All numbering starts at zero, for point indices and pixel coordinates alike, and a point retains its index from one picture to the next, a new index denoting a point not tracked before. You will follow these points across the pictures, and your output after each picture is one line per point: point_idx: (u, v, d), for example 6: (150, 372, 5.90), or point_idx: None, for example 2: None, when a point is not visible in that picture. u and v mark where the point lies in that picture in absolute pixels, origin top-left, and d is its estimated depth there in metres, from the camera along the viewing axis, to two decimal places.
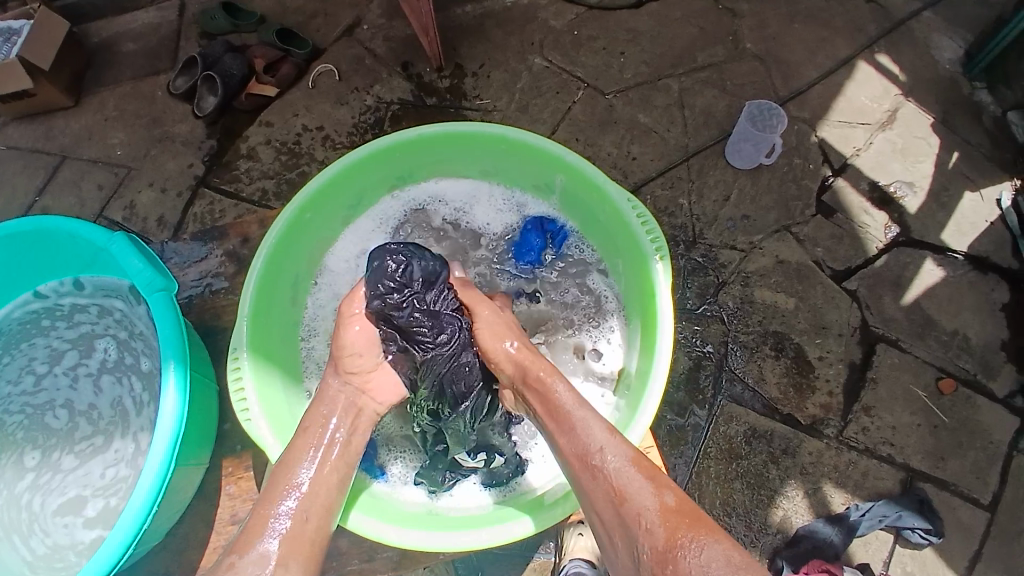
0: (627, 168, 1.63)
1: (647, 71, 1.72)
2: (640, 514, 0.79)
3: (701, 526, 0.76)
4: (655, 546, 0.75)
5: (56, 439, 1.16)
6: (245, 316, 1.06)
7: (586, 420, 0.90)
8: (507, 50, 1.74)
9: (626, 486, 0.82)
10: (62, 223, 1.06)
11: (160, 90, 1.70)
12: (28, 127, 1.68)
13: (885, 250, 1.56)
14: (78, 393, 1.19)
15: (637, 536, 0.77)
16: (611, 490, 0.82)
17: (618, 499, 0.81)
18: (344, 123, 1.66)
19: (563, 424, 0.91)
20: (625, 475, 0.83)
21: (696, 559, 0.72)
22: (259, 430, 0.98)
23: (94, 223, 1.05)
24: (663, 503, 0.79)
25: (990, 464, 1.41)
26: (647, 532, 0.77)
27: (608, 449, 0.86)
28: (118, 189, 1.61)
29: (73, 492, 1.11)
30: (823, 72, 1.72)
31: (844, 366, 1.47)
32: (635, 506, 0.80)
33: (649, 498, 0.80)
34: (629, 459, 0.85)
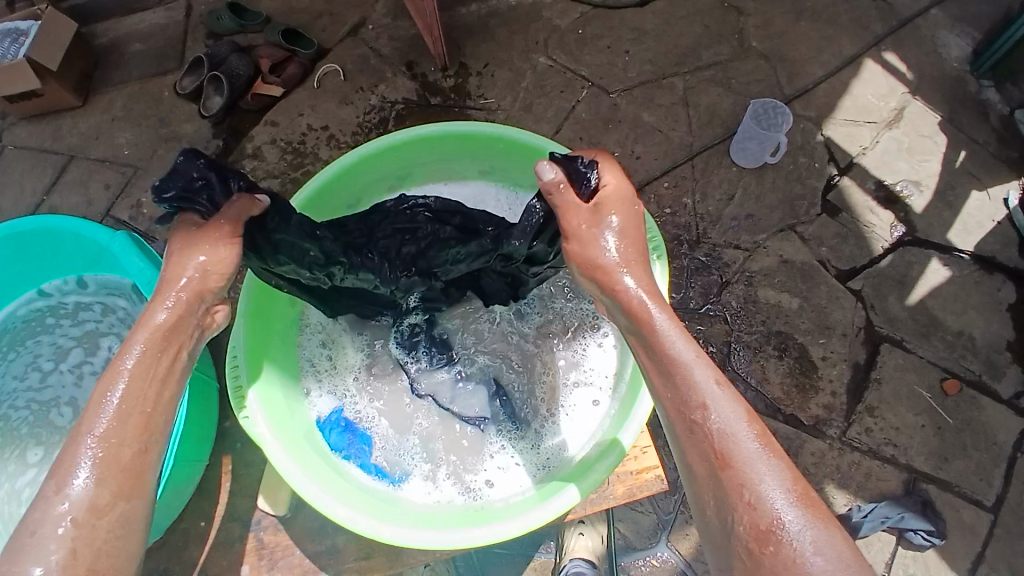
0: (631, 167, 1.63)
1: (651, 70, 1.71)
2: (743, 491, 0.64)
3: (819, 523, 0.62)
4: (755, 523, 0.63)
5: (59, 436, 1.17)
6: (241, 315, 1.04)
7: (690, 362, 0.72)
8: (511, 49, 1.74)
9: (741, 456, 0.66)
10: (65, 222, 1.07)
11: (167, 89, 1.71)
12: (38, 127, 1.70)
13: (891, 250, 1.55)
14: (83, 390, 1.21)
15: (738, 509, 0.65)
16: (710, 450, 0.67)
17: (720, 463, 0.66)
18: (349, 123, 1.67)
19: (664, 364, 0.72)
20: (730, 439, 0.67)
21: (805, 551, 0.61)
22: (256, 427, 0.96)
23: (96, 222, 1.07)
24: (773, 480, 0.64)
25: (995, 465, 1.40)
26: (748, 506, 0.64)
27: (713, 405, 0.69)
28: (125, 188, 1.63)
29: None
30: (829, 71, 1.70)
31: (847, 366, 1.46)
32: (749, 478, 0.65)
33: (756, 470, 0.65)
34: (740, 425, 0.68)
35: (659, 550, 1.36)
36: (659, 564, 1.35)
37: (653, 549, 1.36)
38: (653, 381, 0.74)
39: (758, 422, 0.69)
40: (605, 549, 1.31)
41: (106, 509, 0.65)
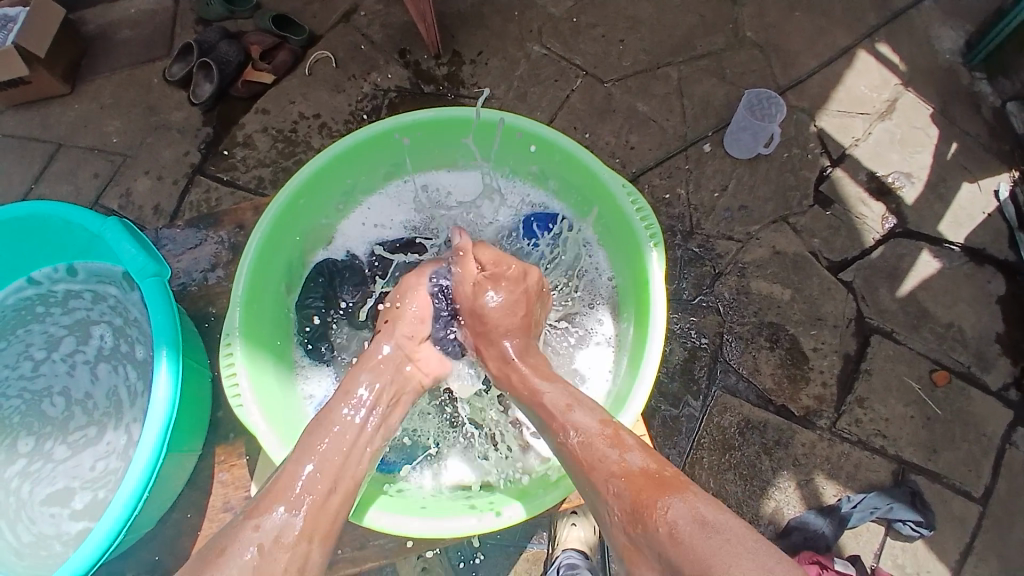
0: (625, 158, 1.63)
1: (646, 60, 1.71)
2: (609, 477, 0.80)
3: (667, 481, 0.77)
4: (623, 506, 0.77)
5: (51, 428, 1.17)
6: (237, 302, 1.07)
7: (553, 395, 0.95)
8: (505, 37, 1.73)
9: (602, 451, 0.83)
10: (54, 207, 1.06)
11: (157, 76, 1.69)
12: (23, 114, 1.68)
13: (882, 241, 1.56)
14: (76, 380, 1.20)
15: (608, 496, 0.79)
16: (577, 458, 0.85)
17: (585, 468, 0.83)
18: (341, 111, 1.66)
19: (539, 408, 0.95)
20: (589, 440, 0.85)
21: (676, 506, 0.74)
22: (251, 417, 0.99)
23: (87, 208, 1.06)
24: (626, 464, 0.81)
25: (983, 456, 1.42)
26: (613, 497, 0.79)
27: (576, 426, 0.88)
28: (115, 176, 1.61)
29: (62, 483, 1.11)
30: (823, 62, 1.70)
31: (838, 358, 1.47)
32: (603, 473, 0.81)
33: (615, 459, 0.82)
34: (591, 436, 0.86)
35: None
36: None
37: None
38: (543, 429, 0.93)
39: (613, 424, 0.88)
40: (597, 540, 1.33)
41: (299, 538, 0.82)
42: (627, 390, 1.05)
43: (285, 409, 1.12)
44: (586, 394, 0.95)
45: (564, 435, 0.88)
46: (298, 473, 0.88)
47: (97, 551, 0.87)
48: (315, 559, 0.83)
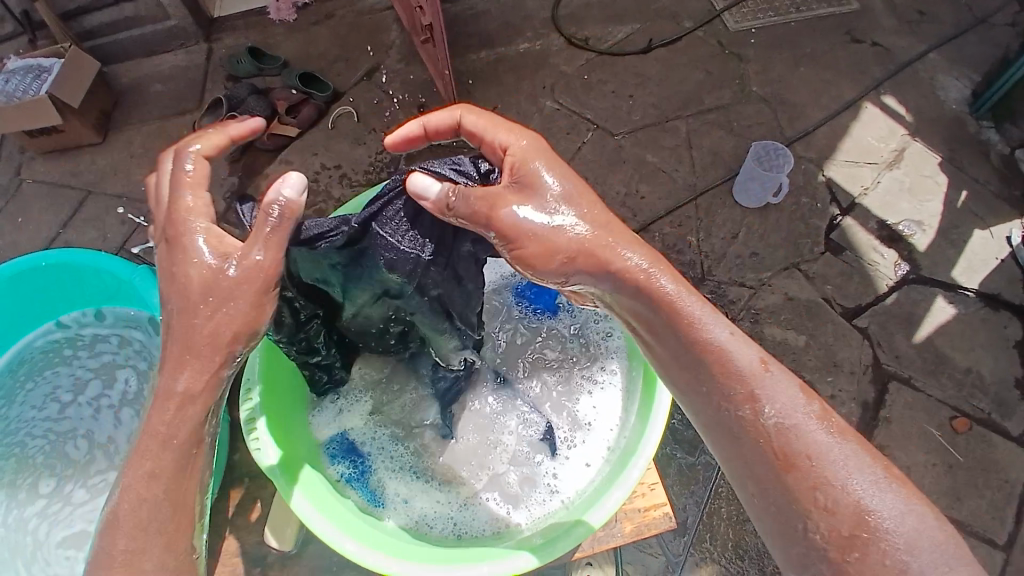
0: (636, 206, 1.66)
1: (655, 113, 1.76)
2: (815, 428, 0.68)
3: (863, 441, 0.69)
4: (822, 498, 0.65)
5: (72, 469, 1.17)
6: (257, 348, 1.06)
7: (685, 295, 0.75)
8: (519, 93, 1.80)
9: (800, 438, 0.67)
10: (88, 256, 1.11)
11: (185, 129, 1.77)
12: (56, 163, 1.76)
13: (895, 288, 1.56)
14: (99, 423, 1.21)
15: (821, 446, 0.67)
16: (750, 391, 0.70)
17: (784, 439, 0.68)
18: (361, 162, 1.72)
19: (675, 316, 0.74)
20: (772, 410, 0.69)
21: (885, 502, 0.64)
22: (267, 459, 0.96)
23: (120, 258, 1.11)
24: (828, 432, 0.68)
25: (1008, 504, 1.37)
26: (813, 483, 0.66)
27: (737, 350, 0.71)
28: (141, 223, 1.67)
29: (79, 526, 1.12)
30: (828, 114, 1.75)
31: (856, 406, 1.45)
32: (820, 462, 0.66)
33: (811, 422, 0.68)
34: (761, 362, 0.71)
35: None
36: None
37: None
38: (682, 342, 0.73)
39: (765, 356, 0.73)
40: None
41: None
42: (634, 442, 1.00)
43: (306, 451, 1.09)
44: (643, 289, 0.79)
45: (754, 407, 0.69)
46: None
47: None
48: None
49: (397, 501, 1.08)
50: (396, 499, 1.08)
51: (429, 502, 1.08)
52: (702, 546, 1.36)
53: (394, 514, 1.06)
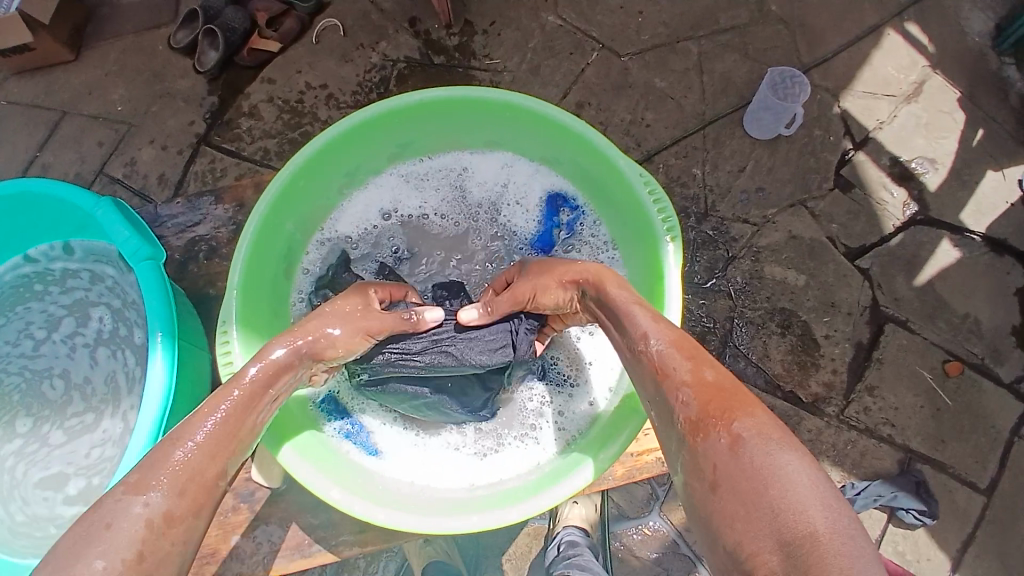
0: (640, 135, 1.58)
1: (664, 33, 1.65)
2: (677, 389, 0.70)
3: (736, 396, 0.66)
4: (689, 416, 0.67)
5: (49, 410, 1.20)
6: (235, 288, 1.07)
7: (640, 313, 0.82)
8: (520, 7, 1.67)
9: (667, 366, 0.73)
10: (47, 187, 1.06)
11: (162, 44, 1.65)
12: (30, 81, 1.64)
13: (901, 228, 1.52)
14: (75, 363, 1.22)
15: (673, 404, 0.69)
16: (654, 366, 0.74)
17: (659, 374, 0.73)
18: (349, 82, 1.61)
19: (621, 317, 0.84)
20: (671, 349, 0.75)
21: (745, 420, 0.63)
22: None
23: (82, 187, 1.05)
24: (700, 377, 0.70)
25: (991, 450, 1.40)
26: (681, 405, 0.68)
27: (653, 333, 0.78)
28: (120, 145, 1.58)
29: (57, 468, 1.15)
30: (849, 40, 1.64)
31: (850, 346, 1.45)
32: (697, 387, 0.68)
33: (687, 372, 0.71)
34: (674, 339, 0.76)
35: (651, 519, 1.37)
36: (652, 534, 1.36)
37: (647, 518, 1.37)
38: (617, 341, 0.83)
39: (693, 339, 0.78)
40: (598, 517, 1.34)
41: (177, 519, 0.66)
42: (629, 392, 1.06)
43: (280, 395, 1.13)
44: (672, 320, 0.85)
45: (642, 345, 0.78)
46: (189, 437, 0.72)
47: None
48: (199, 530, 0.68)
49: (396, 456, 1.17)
50: (399, 455, 1.18)
51: (435, 454, 1.18)
52: None
53: (398, 467, 1.15)
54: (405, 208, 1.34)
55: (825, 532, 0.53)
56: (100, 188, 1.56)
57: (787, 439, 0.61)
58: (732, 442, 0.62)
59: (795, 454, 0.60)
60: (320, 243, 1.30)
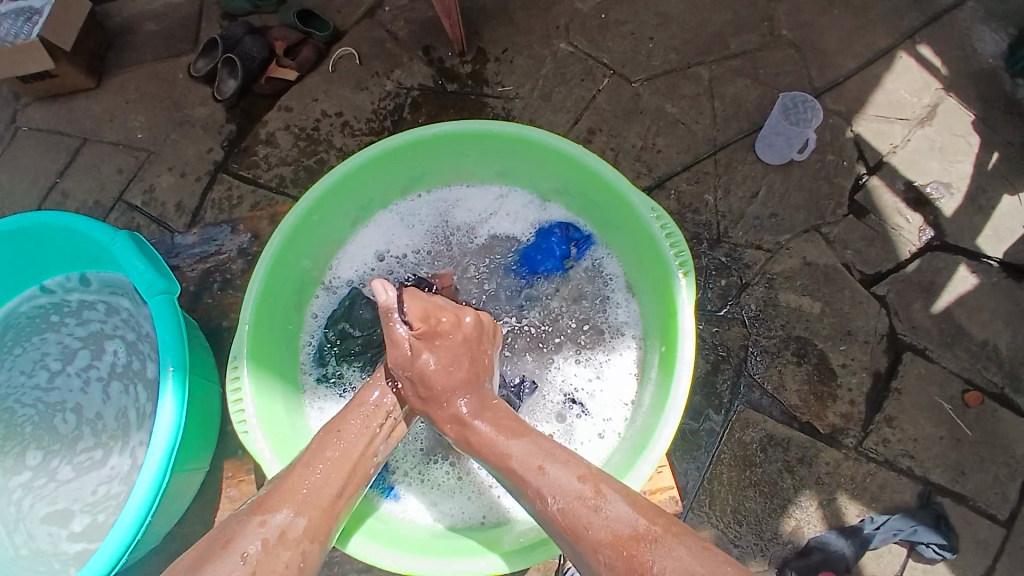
0: (652, 161, 1.59)
1: (676, 59, 1.66)
2: (596, 551, 0.83)
3: (655, 541, 0.82)
4: (614, 571, 0.82)
5: (59, 444, 1.21)
6: (246, 323, 1.09)
7: (523, 458, 0.93)
8: (531, 34, 1.69)
9: (581, 517, 0.86)
10: (64, 219, 1.09)
11: (181, 72, 1.68)
12: (52, 109, 1.67)
13: (917, 254, 1.50)
14: (88, 397, 1.24)
15: (597, 566, 0.83)
16: (555, 518, 0.88)
17: (570, 535, 0.86)
18: (364, 109, 1.63)
19: (505, 467, 0.94)
20: (570, 507, 0.87)
21: (667, 565, 0.79)
22: (256, 443, 1.03)
23: (97, 222, 1.08)
24: (614, 531, 0.84)
25: (1013, 481, 1.37)
26: (600, 559, 0.83)
27: (547, 490, 0.89)
28: (139, 172, 1.61)
29: (62, 504, 1.17)
30: (860, 64, 1.64)
31: (867, 375, 1.43)
32: (624, 546, 0.82)
33: (601, 528, 0.84)
34: (581, 475, 0.90)
35: None
36: None
37: None
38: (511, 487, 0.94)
39: (591, 479, 0.90)
40: None
41: (293, 540, 0.88)
42: (654, 421, 1.06)
43: (290, 430, 1.15)
44: (557, 449, 0.94)
45: (537, 493, 0.90)
46: (281, 510, 0.89)
47: (105, 566, 0.93)
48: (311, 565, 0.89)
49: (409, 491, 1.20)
50: (413, 489, 1.21)
51: (444, 492, 1.20)
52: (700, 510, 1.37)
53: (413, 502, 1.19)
54: (398, 251, 1.34)
55: None
56: (118, 215, 1.58)
57: (705, 572, 0.78)
58: None
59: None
60: (329, 281, 1.31)
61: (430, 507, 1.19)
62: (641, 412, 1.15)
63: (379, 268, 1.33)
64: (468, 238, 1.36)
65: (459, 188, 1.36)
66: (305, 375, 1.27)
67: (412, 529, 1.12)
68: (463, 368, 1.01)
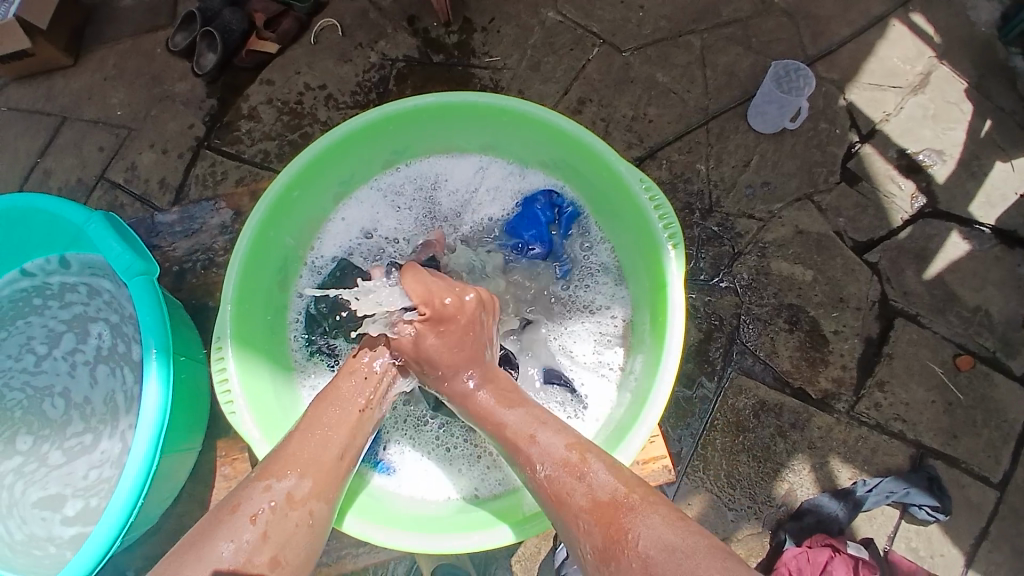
0: (643, 131, 1.57)
1: (667, 27, 1.63)
2: (575, 517, 0.82)
3: (630, 509, 0.79)
4: (596, 545, 0.79)
5: (50, 429, 1.20)
6: (229, 302, 1.07)
7: (517, 425, 0.92)
8: (519, 3, 1.65)
9: (564, 483, 0.85)
10: (39, 200, 1.06)
11: (159, 47, 1.63)
12: (28, 87, 1.63)
13: (910, 221, 1.50)
14: (76, 381, 1.22)
15: (580, 535, 0.81)
16: (548, 494, 0.86)
17: (555, 503, 0.85)
18: (348, 82, 1.60)
19: (500, 432, 0.93)
20: (557, 475, 0.86)
21: (651, 530, 0.76)
22: (244, 424, 1.02)
23: (72, 201, 1.05)
24: (594, 496, 0.82)
25: (1004, 444, 1.38)
26: (585, 533, 0.80)
27: (540, 457, 0.88)
28: (119, 150, 1.57)
29: (55, 488, 1.16)
30: (854, 31, 1.61)
31: (859, 341, 1.43)
32: (608, 516, 0.79)
33: (580, 493, 0.83)
34: (562, 461, 0.86)
35: None
36: None
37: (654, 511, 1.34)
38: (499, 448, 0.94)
39: (579, 446, 0.88)
40: None
41: (300, 501, 0.86)
42: (646, 391, 1.05)
43: (280, 411, 1.14)
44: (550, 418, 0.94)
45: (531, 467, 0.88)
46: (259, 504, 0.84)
47: (97, 552, 0.92)
48: (323, 508, 0.89)
49: (401, 469, 1.19)
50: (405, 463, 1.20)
51: (443, 468, 1.20)
52: (695, 476, 1.37)
53: (405, 481, 1.18)
54: (383, 229, 1.32)
55: None
56: (100, 194, 1.55)
57: (688, 545, 0.74)
58: (641, 563, 0.74)
59: (703, 556, 0.73)
60: (312, 260, 1.29)
61: (422, 484, 1.18)
62: (633, 381, 1.15)
63: (361, 243, 1.31)
64: (453, 214, 1.34)
65: (442, 163, 1.33)
66: (293, 353, 1.26)
67: (422, 509, 1.11)
68: (470, 353, 0.99)
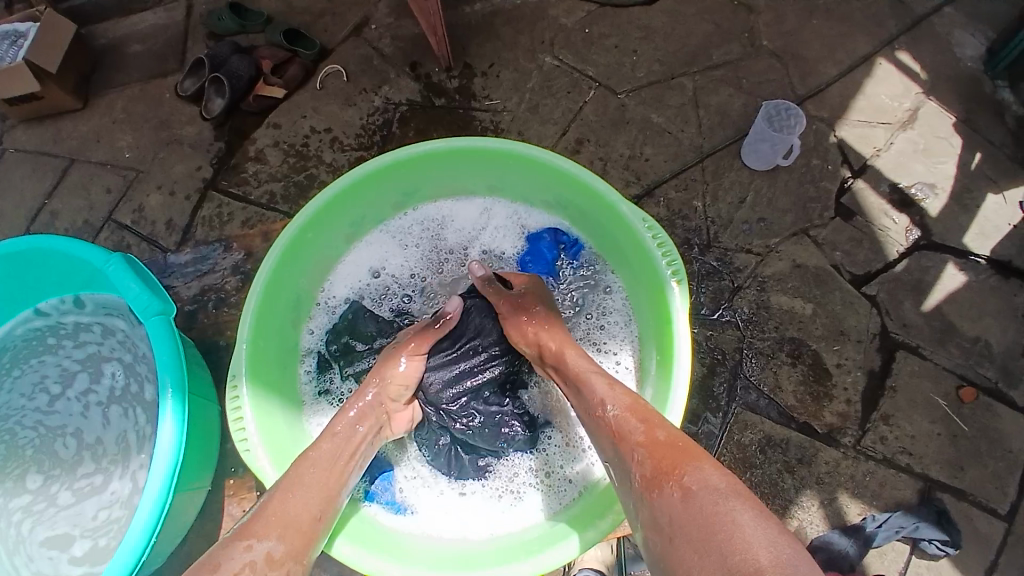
0: (640, 169, 1.60)
1: (660, 70, 1.68)
2: (632, 450, 0.85)
3: (687, 453, 0.80)
4: (644, 473, 0.81)
5: (59, 469, 1.19)
6: (242, 342, 1.08)
7: (591, 373, 1.01)
8: (517, 48, 1.70)
9: (623, 432, 0.89)
10: (60, 243, 1.08)
11: (168, 92, 1.68)
12: (38, 130, 1.67)
13: (906, 253, 1.52)
14: (88, 422, 1.21)
15: (632, 464, 0.84)
16: (611, 432, 0.90)
17: (616, 439, 0.89)
18: (353, 125, 1.64)
19: (581, 396, 0.99)
20: (626, 411, 0.91)
21: (695, 473, 0.76)
22: (259, 462, 1.02)
23: (90, 243, 1.06)
24: (652, 437, 0.85)
25: (1011, 474, 1.38)
26: (637, 463, 0.83)
27: (609, 399, 0.94)
28: (127, 192, 1.60)
29: (62, 528, 1.14)
30: (843, 70, 1.67)
31: (862, 374, 1.43)
32: (661, 458, 0.81)
33: (640, 431, 0.86)
34: (629, 404, 0.92)
35: None
36: None
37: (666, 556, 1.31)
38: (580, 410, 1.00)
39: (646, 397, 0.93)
40: (615, 559, 1.31)
41: (278, 562, 0.81)
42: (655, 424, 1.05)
43: (291, 450, 1.13)
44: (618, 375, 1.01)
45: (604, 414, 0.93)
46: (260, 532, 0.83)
47: None
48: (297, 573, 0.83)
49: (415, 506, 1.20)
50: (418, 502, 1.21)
51: (455, 505, 1.20)
52: None
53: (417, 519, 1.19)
54: (392, 268, 1.34)
55: (771, 563, 0.63)
56: (109, 234, 1.57)
57: (732, 486, 0.73)
58: (682, 492, 0.75)
59: (739, 500, 0.71)
60: (323, 301, 1.30)
61: (436, 518, 1.19)
62: None
63: (371, 284, 1.33)
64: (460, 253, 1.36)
65: (448, 204, 1.36)
66: (305, 392, 1.26)
67: (437, 547, 1.12)
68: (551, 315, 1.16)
